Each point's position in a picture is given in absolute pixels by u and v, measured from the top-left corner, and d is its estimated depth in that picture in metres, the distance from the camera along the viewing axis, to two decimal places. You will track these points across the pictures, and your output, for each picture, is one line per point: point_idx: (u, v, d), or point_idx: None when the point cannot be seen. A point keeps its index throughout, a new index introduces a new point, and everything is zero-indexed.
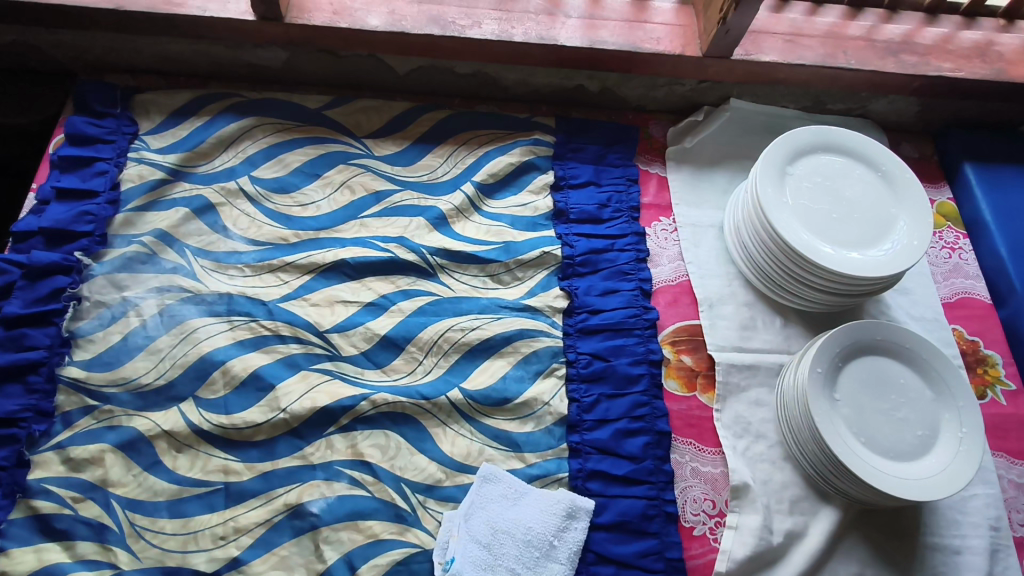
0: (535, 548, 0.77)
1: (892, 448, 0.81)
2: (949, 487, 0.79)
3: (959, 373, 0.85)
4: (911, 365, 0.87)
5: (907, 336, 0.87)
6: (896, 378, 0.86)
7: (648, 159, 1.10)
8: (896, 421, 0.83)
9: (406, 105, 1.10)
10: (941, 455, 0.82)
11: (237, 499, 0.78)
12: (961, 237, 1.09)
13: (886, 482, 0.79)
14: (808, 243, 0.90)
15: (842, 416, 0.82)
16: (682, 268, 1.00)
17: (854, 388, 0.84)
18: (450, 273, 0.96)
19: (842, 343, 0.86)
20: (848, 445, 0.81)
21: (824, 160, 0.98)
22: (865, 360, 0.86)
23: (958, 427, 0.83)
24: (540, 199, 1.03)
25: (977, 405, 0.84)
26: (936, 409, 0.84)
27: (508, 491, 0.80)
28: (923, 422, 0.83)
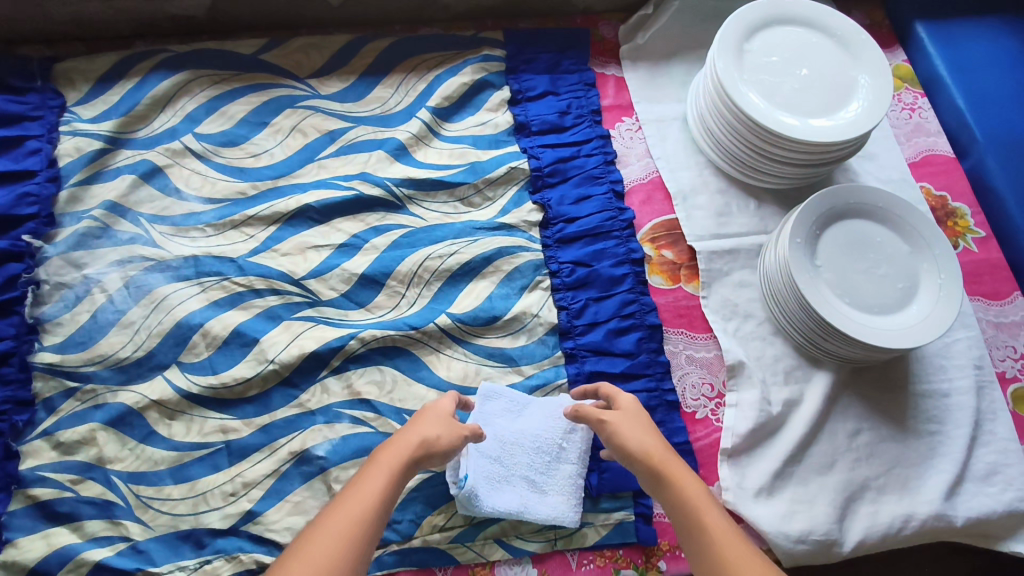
0: (545, 454, 0.78)
1: (876, 304, 0.82)
2: (932, 331, 0.80)
3: (934, 227, 0.86)
4: (885, 224, 0.87)
5: (880, 197, 0.87)
6: (872, 238, 0.86)
7: (602, 61, 1.07)
8: (876, 278, 0.84)
9: (345, 38, 1.03)
10: (923, 304, 0.83)
11: (241, 455, 0.78)
12: (920, 96, 1.09)
13: (873, 338, 0.80)
14: (772, 117, 0.89)
15: (825, 280, 0.83)
16: (652, 165, 1.00)
17: (833, 253, 0.85)
18: (419, 203, 0.94)
19: (817, 210, 0.86)
20: (833, 307, 0.82)
21: (783, 32, 0.95)
22: (841, 225, 0.86)
23: (936, 275, 0.84)
24: (499, 115, 1.00)
25: (952, 255, 0.85)
26: (913, 262, 0.85)
27: (511, 404, 0.80)
28: (903, 275, 0.84)
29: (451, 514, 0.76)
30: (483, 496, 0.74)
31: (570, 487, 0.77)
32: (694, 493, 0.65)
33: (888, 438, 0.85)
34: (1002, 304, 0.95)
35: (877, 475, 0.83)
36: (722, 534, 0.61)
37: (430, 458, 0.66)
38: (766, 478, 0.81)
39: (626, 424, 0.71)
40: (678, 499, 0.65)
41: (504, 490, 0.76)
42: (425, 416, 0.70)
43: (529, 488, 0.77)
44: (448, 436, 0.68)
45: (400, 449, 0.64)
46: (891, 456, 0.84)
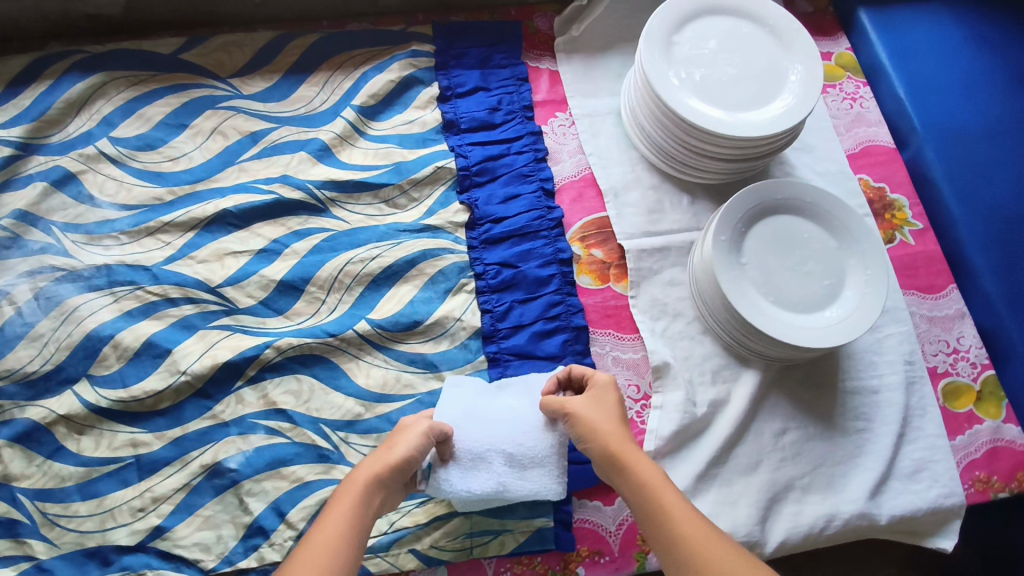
0: (519, 427, 0.75)
1: (801, 302, 0.81)
2: (857, 328, 0.79)
3: (864, 221, 0.84)
4: (813, 219, 0.86)
5: (808, 191, 0.85)
6: (801, 234, 0.85)
7: (536, 54, 1.04)
8: (803, 274, 0.82)
9: (268, 35, 1.00)
10: (849, 301, 0.81)
11: (151, 469, 0.77)
12: (862, 86, 1.06)
13: (797, 337, 0.78)
14: (700, 111, 0.86)
15: (752, 278, 0.81)
16: (584, 161, 0.97)
17: (759, 250, 0.83)
18: (342, 206, 0.91)
19: (745, 202, 0.84)
20: (757, 306, 0.80)
21: (714, 23, 0.91)
22: (770, 220, 0.85)
23: (863, 271, 0.83)
24: (427, 113, 0.97)
25: (881, 249, 0.83)
26: (841, 257, 0.84)
27: (478, 387, 0.79)
28: (830, 271, 0.83)
29: None
30: (458, 481, 0.72)
31: (556, 463, 0.74)
32: (654, 479, 0.63)
33: (813, 437, 0.84)
34: (937, 298, 0.93)
35: (802, 474, 0.83)
36: (687, 520, 0.59)
37: (398, 472, 0.64)
38: (688, 481, 0.80)
39: (591, 410, 0.70)
40: (637, 482, 0.63)
41: (481, 472, 0.73)
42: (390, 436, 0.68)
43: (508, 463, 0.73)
44: (414, 444, 0.66)
45: (363, 473, 0.63)
46: (816, 455, 0.84)
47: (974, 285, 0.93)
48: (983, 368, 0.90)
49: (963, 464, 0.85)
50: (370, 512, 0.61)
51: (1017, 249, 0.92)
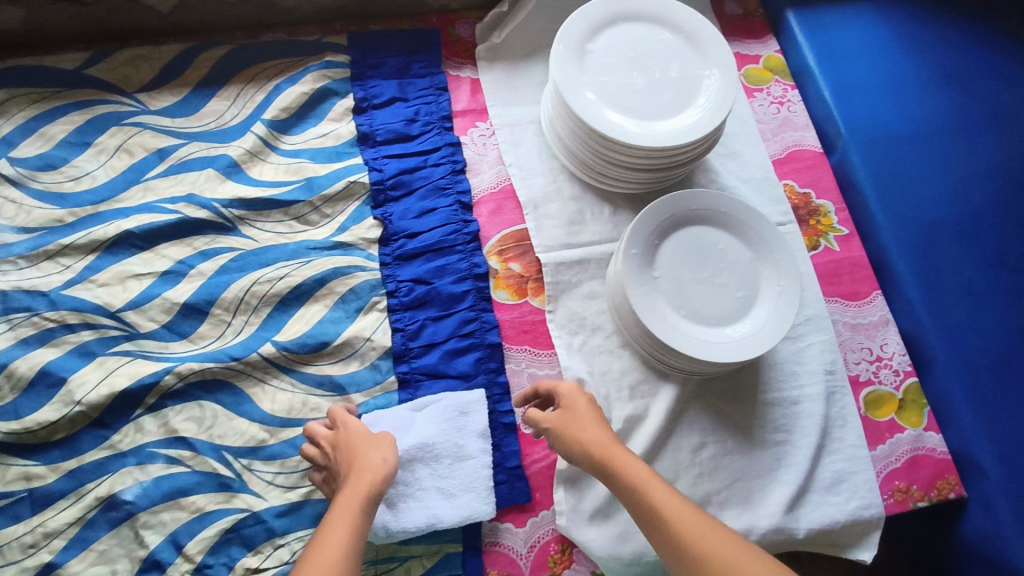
0: (444, 457, 0.76)
1: (713, 316, 0.79)
2: (768, 341, 0.78)
3: (777, 231, 0.83)
4: (728, 229, 0.84)
5: (722, 202, 0.84)
6: (715, 244, 0.83)
7: (457, 63, 1.02)
8: (716, 287, 0.81)
9: (178, 48, 0.98)
10: (762, 313, 0.80)
11: (44, 503, 0.74)
12: (790, 89, 1.05)
13: (708, 352, 0.77)
14: (611, 122, 0.84)
15: (664, 291, 0.80)
16: (504, 172, 0.95)
17: (672, 263, 0.81)
18: (251, 224, 0.89)
19: (658, 213, 0.82)
20: (668, 320, 0.79)
21: (628, 30, 0.90)
22: (685, 231, 0.83)
23: (777, 282, 0.82)
24: (342, 125, 0.95)
25: (794, 260, 0.82)
26: (755, 268, 0.83)
27: (397, 421, 0.78)
28: (743, 283, 0.82)
29: (266, 555, 0.74)
30: (397, 522, 0.72)
31: (484, 485, 0.75)
32: (641, 477, 0.66)
33: (732, 451, 0.83)
34: (861, 304, 0.92)
35: (719, 489, 0.81)
36: (678, 513, 0.63)
37: (387, 481, 0.67)
38: (602, 500, 0.78)
39: (573, 422, 0.72)
40: (627, 485, 0.66)
41: (415, 508, 0.73)
42: (361, 444, 0.70)
43: (441, 495, 0.75)
44: (394, 454, 0.70)
45: (359, 484, 0.65)
46: (734, 469, 0.82)
47: (897, 290, 0.92)
48: (906, 375, 0.89)
49: (883, 475, 0.84)
50: (368, 517, 0.64)
51: (939, 253, 0.92)
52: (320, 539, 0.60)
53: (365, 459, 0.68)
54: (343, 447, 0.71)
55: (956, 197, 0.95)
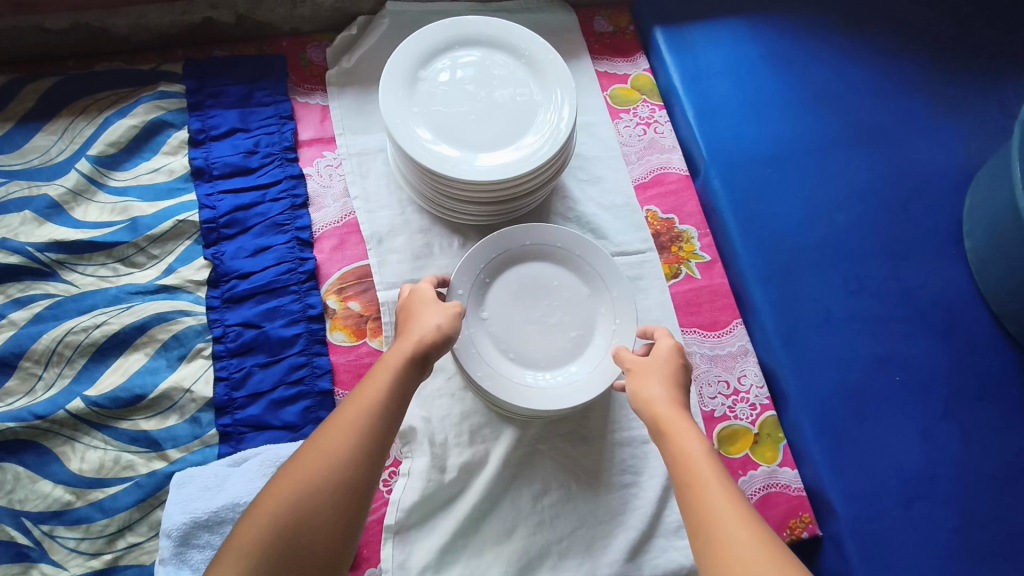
0: None
1: (542, 358, 0.78)
2: (598, 386, 0.75)
3: (612, 262, 0.81)
4: (567, 265, 0.82)
5: (557, 236, 0.81)
6: (550, 283, 0.81)
7: (306, 89, 0.98)
8: (548, 328, 0.79)
9: (2, 79, 0.92)
10: (594, 356, 0.79)
11: None
12: (657, 109, 1.02)
13: (528, 399, 0.74)
14: (442, 155, 0.80)
15: (489, 330, 0.78)
16: (349, 205, 0.91)
17: (503, 303, 0.79)
18: (71, 268, 0.84)
19: (486, 249, 0.80)
20: (492, 363, 0.76)
21: (467, 56, 0.86)
22: (519, 268, 0.81)
23: (613, 321, 0.80)
24: (176, 159, 0.90)
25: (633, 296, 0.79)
26: (592, 307, 0.81)
27: (208, 482, 0.73)
28: (579, 322, 0.80)
29: None
30: None
31: None
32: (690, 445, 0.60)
33: (577, 496, 0.79)
34: (721, 334, 0.89)
35: (561, 537, 0.77)
36: (712, 487, 0.56)
37: (438, 347, 0.68)
38: (431, 556, 0.74)
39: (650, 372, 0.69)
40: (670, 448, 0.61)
41: None
42: (450, 300, 0.73)
43: None
44: (448, 320, 0.70)
45: (407, 346, 0.67)
46: (579, 515, 0.79)
47: (755, 319, 0.89)
48: (763, 409, 0.85)
49: None
50: (408, 382, 0.65)
51: (797, 280, 0.89)
52: (353, 398, 0.63)
53: (419, 325, 0.70)
54: (425, 300, 0.74)
55: (817, 221, 0.92)
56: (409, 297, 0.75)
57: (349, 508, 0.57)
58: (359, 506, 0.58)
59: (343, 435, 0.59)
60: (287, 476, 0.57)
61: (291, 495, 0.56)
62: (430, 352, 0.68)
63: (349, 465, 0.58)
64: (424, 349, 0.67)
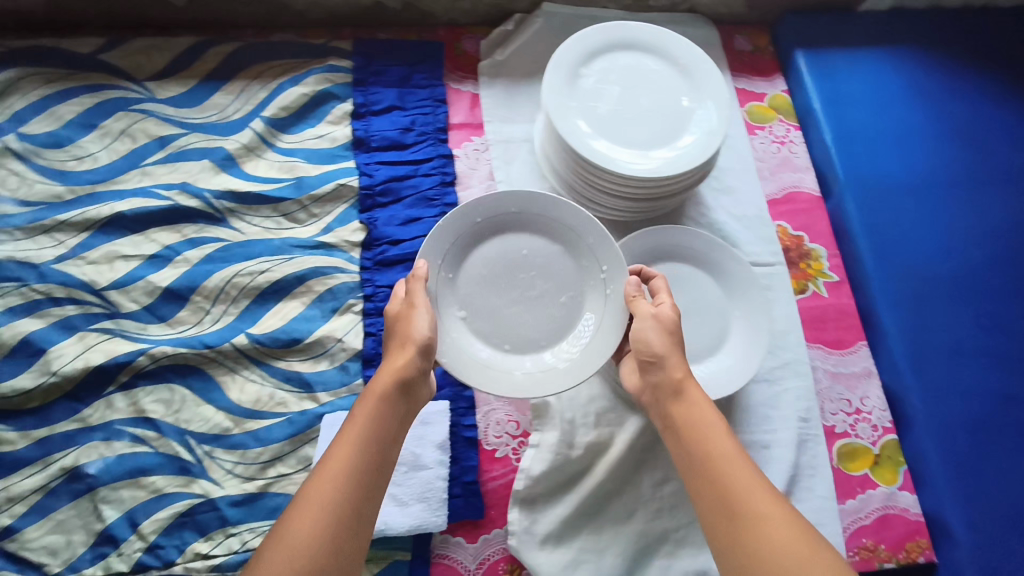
0: (400, 464, 0.77)
1: (516, 338, 0.80)
2: (603, 350, 0.77)
3: (569, 202, 0.82)
4: (541, 233, 0.84)
5: (509, 202, 0.83)
6: (664, 262, 0.84)
7: (459, 77, 1.03)
8: (528, 301, 0.81)
9: (190, 41, 1.00)
10: (589, 308, 0.81)
11: (11, 468, 0.77)
12: (792, 129, 1.04)
13: (542, 383, 0.77)
14: (598, 149, 0.84)
15: (471, 327, 0.80)
16: (494, 188, 0.96)
17: (466, 287, 0.81)
18: (241, 216, 0.91)
19: (442, 252, 0.80)
20: (487, 361, 0.79)
21: (624, 59, 0.89)
22: (485, 252, 0.82)
23: (601, 266, 0.81)
24: (339, 129, 0.96)
25: (607, 233, 0.80)
26: (567, 264, 0.83)
27: None
28: (558, 287, 0.82)
29: (217, 542, 0.75)
30: None
31: (437, 496, 0.76)
32: (711, 421, 0.63)
33: None
34: (844, 354, 0.91)
35: (678, 526, 0.81)
36: (733, 463, 0.60)
37: (412, 382, 0.67)
38: (554, 526, 0.78)
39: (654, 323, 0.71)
40: (685, 426, 0.64)
41: None
42: (424, 301, 0.72)
43: (392, 503, 0.76)
44: (422, 340, 0.69)
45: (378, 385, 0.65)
46: None
47: (882, 343, 0.90)
48: (884, 431, 0.87)
49: (850, 530, 0.81)
50: (391, 420, 0.64)
51: (927, 310, 0.90)
52: (335, 446, 0.61)
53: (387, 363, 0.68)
54: (403, 301, 0.73)
55: (952, 254, 0.93)
56: (389, 314, 0.74)
57: (346, 552, 0.55)
58: (354, 548, 0.56)
59: (333, 485, 0.58)
60: (282, 533, 0.55)
61: (292, 551, 0.54)
62: (408, 384, 0.67)
63: (337, 528, 0.56)
64: (399, 382, 0.66)
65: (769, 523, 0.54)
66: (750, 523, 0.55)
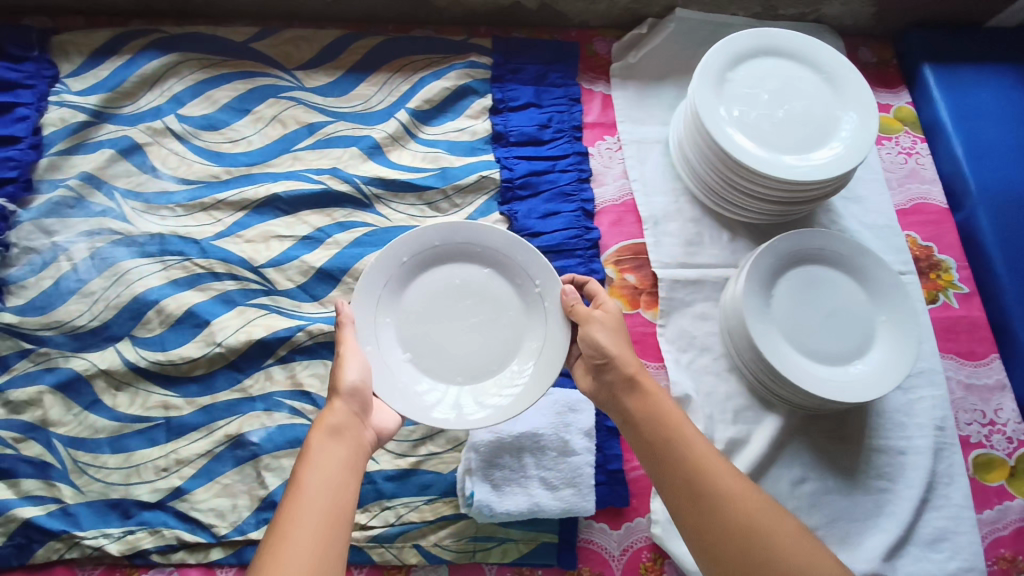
0: (549, 448, 0.79)
1: (462, 368, 0.79)
2: (548, 370, 0.76)
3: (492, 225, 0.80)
4: (474, 262, 0.82)
5: (434, 234, 0.80)
6: (809, 265, 0.85)
7: (591, 78, 1.06)
8: (468, 330, 0.80)
9: (336, 33, 1.03)
10: (533, 331, 0.80)
11: (178, 432, 0.80)
12: (919, 141, 1.06)
13: (504, 410, 0.74)
14: (749, 151, 0.86)
15: (424, 367, 0.78)
16: (627, 186, 0.98)
17: (412, 321, 0.79)
18: (386, 203, 0.94)
19: (376, 295, 0.78)
20: (449, 399, 0.77)
21: (770, 65, 0.92)
22: (419, 286, 0.81)
23: (534, 281, 0.80)
24: (478, 123, 0.99)
25: (532, 248, 0.79)
26: (502, 287, 0.81)
27: None
28: (495, 313, 0.80)
29: (374, 514, 0.79)
30: (498, 502, 0.76)
31: (586, 481, 0.78)
32: (688, 431, 0.65)
33: (833, 491, 0.83)
34: (977, 365, 0.91)
35: (817, 526, 0.82)
36: (722, 471, 0.62)
37: (351, 426, 0.67)
38: None
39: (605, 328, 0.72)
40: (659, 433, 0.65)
41: (516, 491, 0.77)
42: (353, 346, 0.72)
43: (543, 486, 0.78)
44: (356, 381, 0.69)
45: (326, 425, 0.65)
46: (835, 509, 0.83)
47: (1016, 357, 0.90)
48: (1019, 444, 0.87)
49: (988, 540, 0.83)
50: (338, 458, 0.64)
51: None
52: (302, 480, 0.61)
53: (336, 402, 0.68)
54: (336, 353, 0.72)
55: None
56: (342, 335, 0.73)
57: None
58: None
59: (311, 521, 0.57)
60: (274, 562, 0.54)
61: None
62: (337, 423, 0.66)
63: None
64: (333, 422, 0.66)
65: (775, 536, 0.57)
66: (763, 536, 0.57)
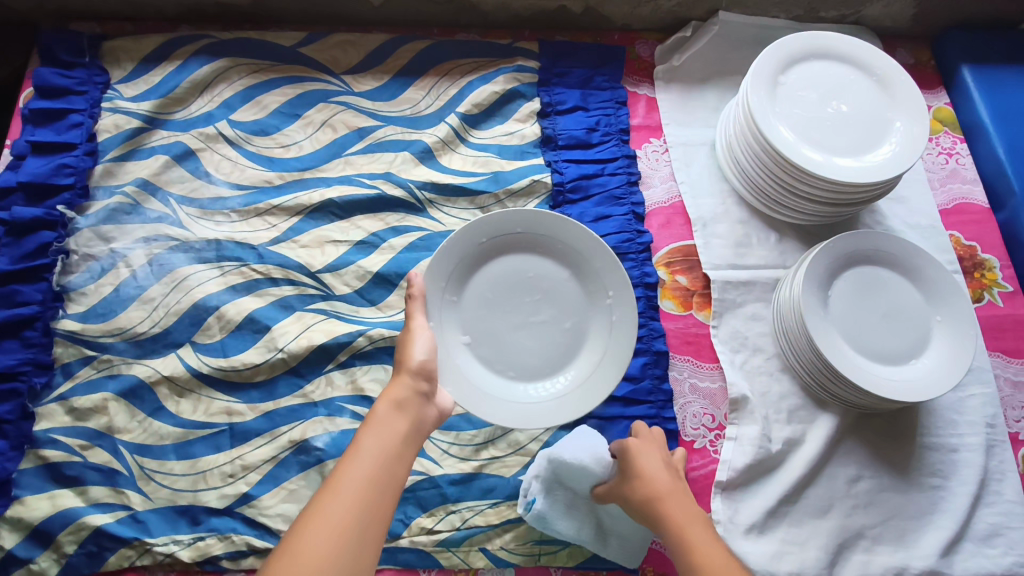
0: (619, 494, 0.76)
1: (516, 364, 0.80)
2: (606, 385, 0.77)
3: (579, 225, 0.80)
4: (548, 257, 0.83)
5: (518, 222, 0.82)
6: (865, 265, 0.87)
7: (636, 80, 1.07)
8: (531, 326, 0.81)
9: (383, 37, 1.04)
10: (595, 339, 0.81)
11: (242, 438, 0.80)
12: (959, 141, 1.07)
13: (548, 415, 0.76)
14: (803, 153, 0.88)
15: (476, 353, 0.79)
16: (675, 188, 0.99)
17: (479, 307, 0.81)
18: (439, 207, 0.95)
19: (448, 271, 0.79)
20: (494, 390, 0.78)
21: (826, 68, 0.94)
22: (490, 270, 0.82)
23: (607, 293, 0.81)
24: (527, 127, 1.01)
25: (615, 260, 0.80)
26: (574, 289, 0.82)
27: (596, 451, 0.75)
28: (562, 313, 0.81)
29: (439, 518, 0.79)
30: (555, 518, 0.75)
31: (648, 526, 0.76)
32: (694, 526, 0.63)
33: (888, 488, 0.83)
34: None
35: (874, 524, 0.82)
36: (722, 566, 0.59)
37: (416, 404, 0.65)
38: (758, 516, 0.80)
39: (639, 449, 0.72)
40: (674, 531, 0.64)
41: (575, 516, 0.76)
42: (423, 324, 0.73)
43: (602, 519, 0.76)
44: (423, 356, 0.69)
45: (391, 397, 0.65)
46: (890, 506, 0.83)
47: None
48: None
49: None
50: (400, 434, 0.62)
51: None
52: (357, 450, 0.60)
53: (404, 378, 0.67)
54: (403, 328, 0.73)
55: None
56: (410, 309, 0.74)
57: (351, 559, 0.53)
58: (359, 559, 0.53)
59: (357, 491, 0.56)
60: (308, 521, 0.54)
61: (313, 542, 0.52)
62: (401, 397, 0.65)
63: (349, 537, 0.54)
64: (396, 397, 0.65)
65: None
66: None
